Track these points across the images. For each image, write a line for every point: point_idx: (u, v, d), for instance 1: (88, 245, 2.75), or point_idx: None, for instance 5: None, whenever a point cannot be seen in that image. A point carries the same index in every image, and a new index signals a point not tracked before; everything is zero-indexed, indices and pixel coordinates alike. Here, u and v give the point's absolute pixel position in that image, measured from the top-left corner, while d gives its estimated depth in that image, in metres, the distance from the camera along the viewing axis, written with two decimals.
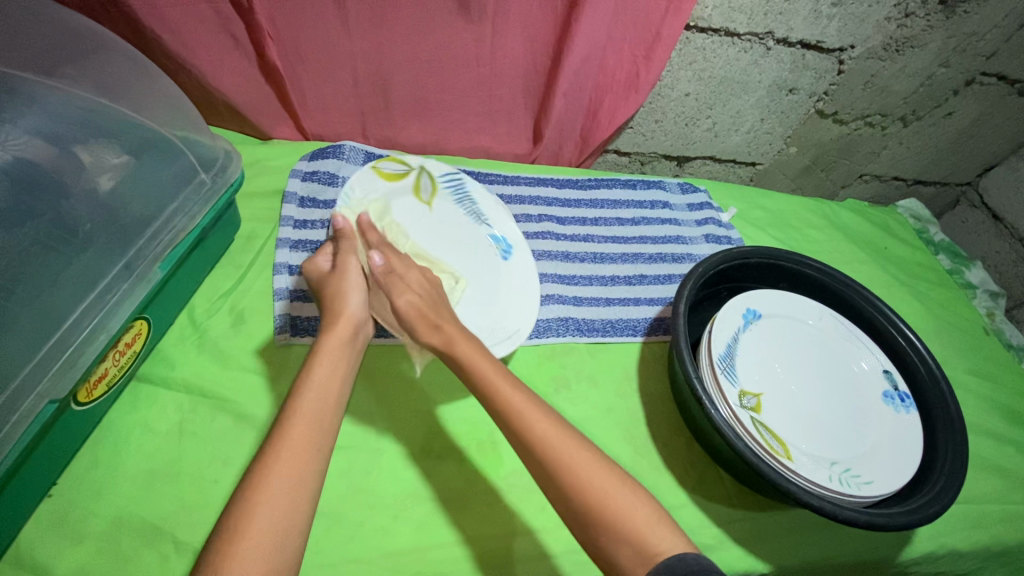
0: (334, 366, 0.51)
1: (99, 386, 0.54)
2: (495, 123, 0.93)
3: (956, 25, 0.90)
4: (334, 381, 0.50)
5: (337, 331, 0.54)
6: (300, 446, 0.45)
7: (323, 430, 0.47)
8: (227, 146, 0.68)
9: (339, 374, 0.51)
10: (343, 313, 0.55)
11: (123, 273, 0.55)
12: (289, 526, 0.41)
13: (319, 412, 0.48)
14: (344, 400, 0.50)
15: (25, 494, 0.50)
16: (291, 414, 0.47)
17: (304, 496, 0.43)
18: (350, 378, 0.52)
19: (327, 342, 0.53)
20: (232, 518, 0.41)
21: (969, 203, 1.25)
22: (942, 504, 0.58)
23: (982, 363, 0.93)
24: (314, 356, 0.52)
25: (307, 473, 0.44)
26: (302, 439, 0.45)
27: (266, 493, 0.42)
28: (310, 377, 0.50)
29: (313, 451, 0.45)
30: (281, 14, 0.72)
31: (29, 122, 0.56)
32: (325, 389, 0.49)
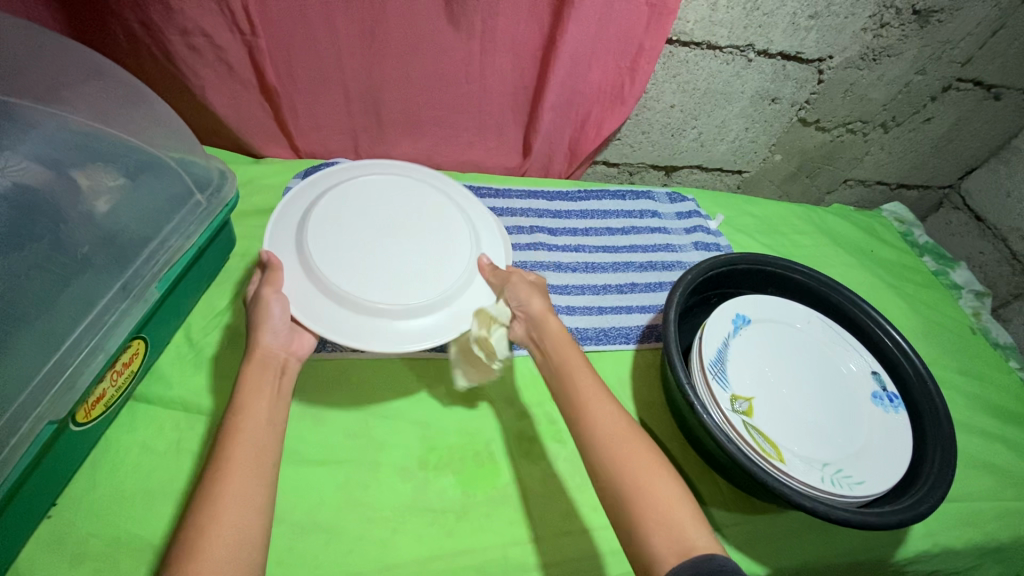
0: (257, 394, 0.52)
1: (97, 407, 0.55)
2: (485, 137, 0.95)
3: (929, 34, 0.93)
4: (263, 405, 0.51)
5: (254, 364, 0.54)
6: (239, 469, 0.46)
7: (260, 451, 0.48)
8: (222, 166, 0.69)
9: (267, 395, 0.52)
10: (259, 345, 0.55)
11: (119, 295, 0.56)
12: (240, 545, 0.42)
13: (254, 433, 0.49)
14: (279, 419, 0.51)
15: (24, 516, 0.50)
16: (226, 439, 0.48)
17: (254, 515, 0.44)
18: (281, 402, 0.53)
19: (247, 374, 0.53)
20: (190, 539, 0.42)
21: (952, 205, 1.28)
22: (932, 502, 0.59)
23: (970, 363, 0.94)
24: (240, 386, 0.52)
25: (251, 493, 0.45)
26: (241, 461, 0.46)
27: (213, 515, 0.43)
28: (240, 404, 0.50)
29: (261, 468, 0.47)
30: (273, 37, 0.74)
31: (26, 149, 0.56)
32: (256, 410, 0.50)
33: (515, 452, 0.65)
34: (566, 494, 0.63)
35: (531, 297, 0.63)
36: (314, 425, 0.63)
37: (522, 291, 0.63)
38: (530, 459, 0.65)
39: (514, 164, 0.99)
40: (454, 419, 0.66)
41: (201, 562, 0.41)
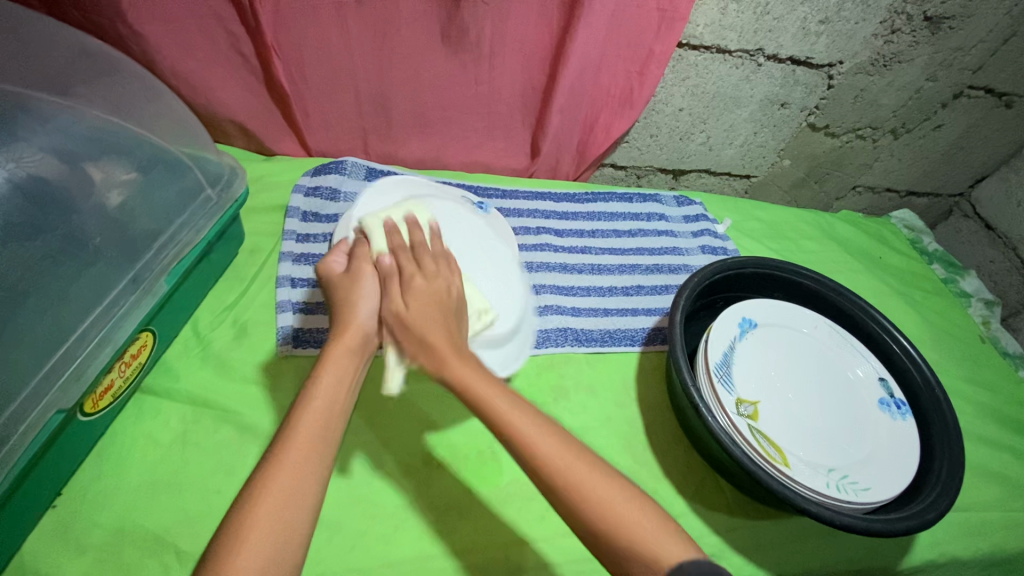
0: (342, 375, 0.51)
1: (105, 397, 0.55)
2: (494, 138, 0.95)
3: (940, 40, 0.92)
4: (341, 391, 0.50)
5: (345, 340, 0.53)
6: (301, 456, 0.45)
7: (322, 443, 0.47)
8: (233, 163, 0.70)
9: (347, 381, 0.51)
10: (357, 321, 0.53)
11: (129, 287, 0.56)
12: (286, 535, 0.42)
13: (324, 423, 0.48)
14: (349, 409, 0.50)
15: (31, 503, 0.51)
16: (295, 421, 0.47)
17: (303, 508, 0.43)
18: (356, 389, 0.52)
19: (335, 349, 0.52)
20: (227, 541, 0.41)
21: (962, 213, 1.27)
22: (940, 510, 0.58)
23: (979, 371, 0.93)
24: (322, 363, 0.51)
25: (303, 491, 0.44)
26: (305, 450, 0.46)
27: (266, 498, 0.43)
28: (316, 384, 0.49)
29: (314, 465, 0.45)
30: (285, 35, 0.75)
31: (42, 140, 0.57)
32: (332, 396, 0.49)
33: None
34: None
35: (413, 299, 0.54)
36: None
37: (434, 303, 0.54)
38: None
39: (522, 165, 1.00)
40: (459, 419, 0.66)
41: (243, 546, 0.40)
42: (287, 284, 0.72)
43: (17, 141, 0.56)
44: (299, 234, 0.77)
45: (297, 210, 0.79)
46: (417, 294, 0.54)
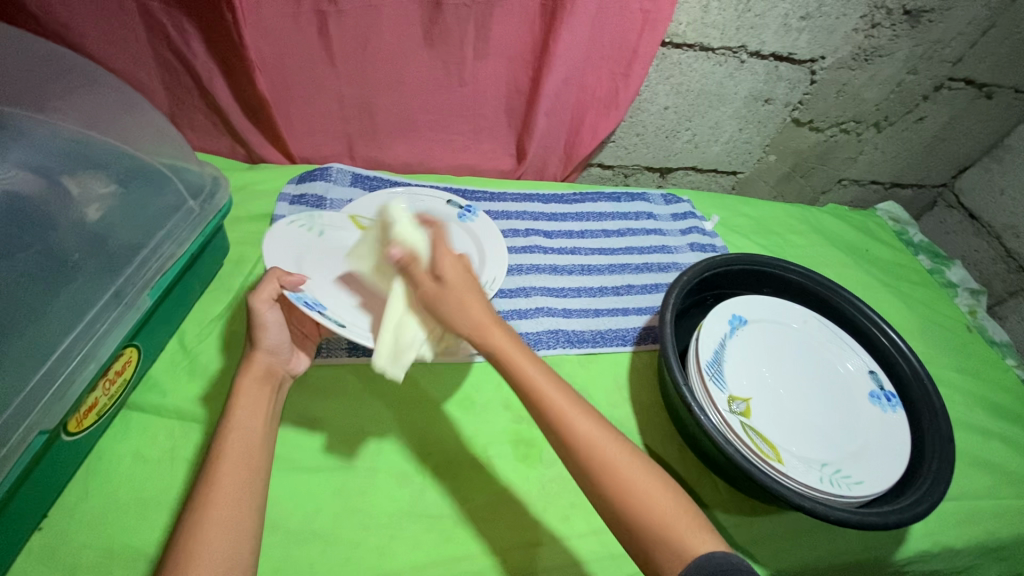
0: (254, 407, 0.53)
1: (90, 416, 0.54)
2: (480, 140, 0.94)
3: (920, 33, 0.93)
4: (257, 423, 0.52)
5: (251, 373, 0.56)
6: (230, 485, 0.47)
7: (252, 466, 0.49)
8: (215, 172, 0.68)
9: (260, 411, 0.53)
10: (256, 358, 0.56)
11: (111, 302, 0.55)
12: (234, 553, 0.44)
13: (245, 453, 0.50)
14: (269, 435, 0.53)
15: (16, 527, 0.50)
16: (217, 455, 0.49)
17: (247, 527, 0.46)
18: (272, 417, 0.55)
19: (244, 382, 0.55)
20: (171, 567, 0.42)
21: (946, 204, 1.28)
22: (931, 501, 0.59)
23: (968, 361, 0.94)
24: (234, 396, 0.54)
25: (244, 510, 0.46)
26: (233, 476, 0.48)
27: (205, 526, 0.44)
28: (231, 419, 0.52)
29: (248, 487, 0.48)
30: (265, 42, 0.74)
31: (17, 156, 0.58)
32: (248, 427, 0.51)
33: (513, 455, 0.64)
34: (564, 500, 0.62)
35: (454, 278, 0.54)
36: (310, 432, 0.62)
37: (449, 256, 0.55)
38: (527, 463, 0.64)
39: (509, 168, 0.99)
40: (453, 427, 0.66)
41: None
42: None
43: None
44: None
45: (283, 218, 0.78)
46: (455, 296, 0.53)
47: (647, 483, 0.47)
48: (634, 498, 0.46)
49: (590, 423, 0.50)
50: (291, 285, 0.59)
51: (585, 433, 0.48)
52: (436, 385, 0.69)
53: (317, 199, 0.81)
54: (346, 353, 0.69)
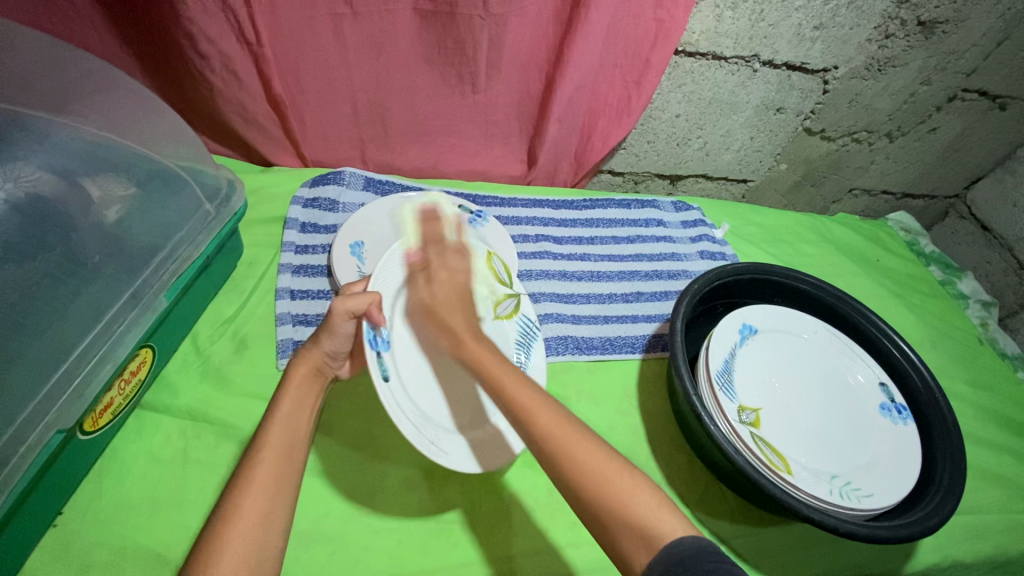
0: (301, 401, 0.53)
1: (105, 415, 0.55)
2: (492, 146, 0.95)
3: (934, 44, 0.93)
4: (302, 418, 0.52)
5: (302, 367, 0.55)
6: (267, 479, 0.46)
7: (290, 462, 0.49)
8: (230, 175, 0.69)
9: (305, 406, 0.53)
10: (313, 353, 0.55)
11: (129, 303, 0.56)
12: (262, 553, 0.43)
13: (288, 450, 0.49)
14: (309, 432, 0.52)
15: (32, 524, 0.50)
16: (259, 447, 0.49)
17: (277, 526, 0.45)
18: (314, 414, 0.54)
19: (294, 376, 0.54)
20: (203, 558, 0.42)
21: (958, 215, 1.28)
22: (941, 516, 0.59)
23: (978, 373, 0.94)
24: (285, 387, 0.53)
25: (278, 508, 0.46)
26: (272, 470, 0.47)
27: (237, 520, 0.44)
28: (277, 412, 0.51)
29: (283, 484, 0.47)
30: (281, 47, 0.75)
31: (39, 159, 0.58)
32: (292, 421, 0.51)
33: (521, 462, 0.65)
34: (571, 507, 0.62)
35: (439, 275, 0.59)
36: (320, 434, 0.63)
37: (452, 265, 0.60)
38: (535, 470, 0.64)
39: (520, 173, 0.99)
40: None
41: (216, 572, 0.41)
42: (286, 297, 0.72)
43: (14, 161, 0.57)
44: (298, 246, 0.78)
45: (295, 221, 0.79)
46: (438, 281, 0.59)
47: (604, 462, 0.45)
48: (585, 475, 0.44)
49: (547, 404, 0.48)
50: (376, 320, 0.54)
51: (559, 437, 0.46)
52: None
53: (329, 202, 0.82)
54: None
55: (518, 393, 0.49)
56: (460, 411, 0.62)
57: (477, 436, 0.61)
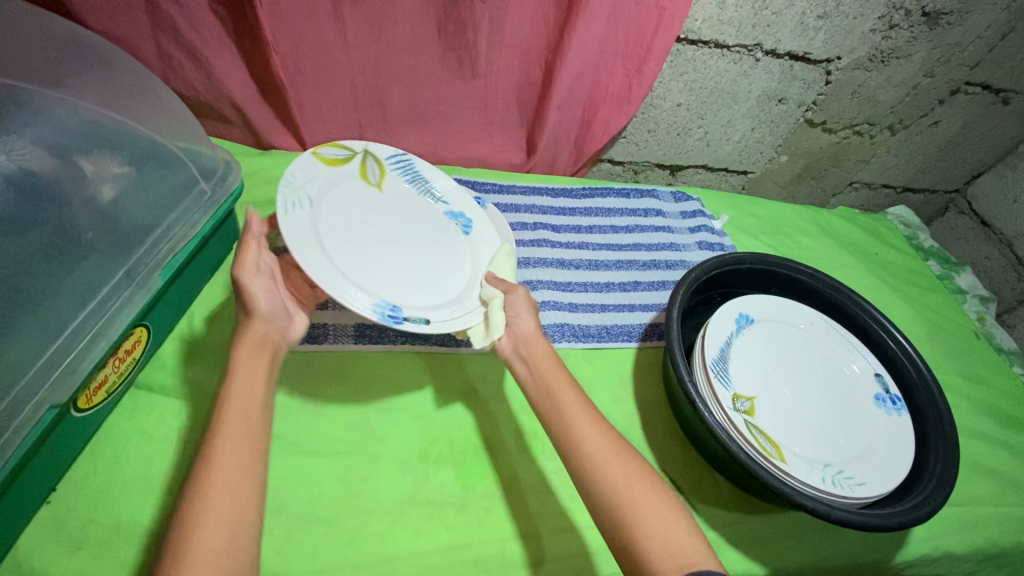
0: (254, 372, 0.52)
1: (99, 393, 0.55)
2: (491, 133, 0.94)
3: (939, 36, 0.92)
4: (257, 389, 0.51)
5: (251, 339, 0.54)
6: (232, 454, 0.47)
7: (248, 433, 0.48)
8: (227, 156, 0.69)
9: (261, 378, 0.52)
10: (251, 326, 0.55)
11: (123, 281, 0.56)
12: (232, 525, 0.43)
13: (245, 423, 0.49)
14: (268, 404, 0.52)
15: (25, 499, 0.50)
16: (216, 425, 0.48)
17: (247, 501, 0.45)
18: (271, 383, 0.53)
19: (242, 348, 0.53)
20: (175, 540, 0.42)
21: (958, 210, 1.27)
22: (933, 505, 0.59)
23: (974, 367, 0.94)
24: (232, 364, 0.52)
25: (247, 481, 0.46)
26: (231, 447, 0.47)
27: (209, 499, 0.44)
28: (229, 386, 0.51)
29: (245, 454, 0.47)
30: (280, 29, 0.74)
31: (32, 133, 0.58)
32: (247, 394, 0.50)
33: (516, 446, 0.65)
34: (565, 492, 0.62)
35: (524, 316, 0.63)
36: (315, 416, 0.62)
37: (518, 303, 0.64)
38: (530, 453, 0.65)
39: (519, 161, 0.99)
40: (456, 417, 0.66)
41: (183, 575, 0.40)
42: None
43: (8, 135, 0.56)
44: None
45: None
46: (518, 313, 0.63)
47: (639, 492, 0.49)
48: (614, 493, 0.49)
49: (597, 422, 0.54)
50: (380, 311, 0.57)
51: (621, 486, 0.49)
52: (444, 375, 0.69)
53: None
54: (352, 339, 0.69)
55: (584, 426, 0.54)
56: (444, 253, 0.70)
57: (467, 253, 0.72)
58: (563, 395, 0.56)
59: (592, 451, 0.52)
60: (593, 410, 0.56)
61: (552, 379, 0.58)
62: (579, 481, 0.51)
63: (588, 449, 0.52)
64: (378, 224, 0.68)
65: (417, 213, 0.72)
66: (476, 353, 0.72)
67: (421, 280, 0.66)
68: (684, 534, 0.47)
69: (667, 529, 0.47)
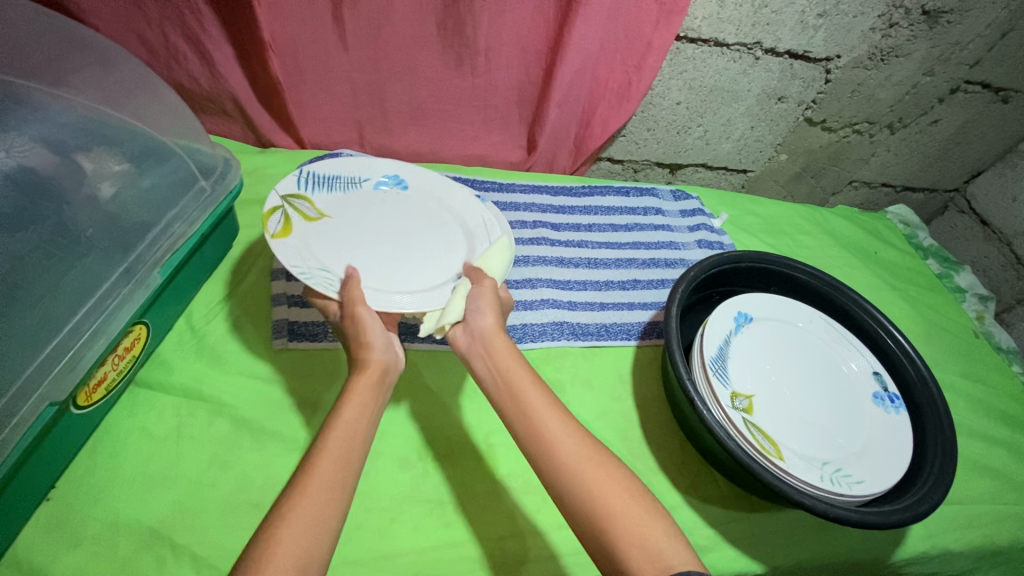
0: (361, 408, 0.50)
1: (99, 390, 0.55)
2: (490, 131, 0.94)
3: (938, 34, 0.92)
4: (358, 421, 0.49)
5: (368, 377, 0.53)
6: (324, 482, 0.44)
7: (349, 466, 0.46)
8: (227, 154, 0.69)
9: (369, 415, 0.50)
10: (374, 357, 0.54)
11: (123, 278, 0.56)
12: (306, 561, 0.40)
13: (346, 455, 0.46)
14: (370, 440, 0.49)
15: (25, 496, 0.50)
16: (316, 451, 0.46)
17: (326, 534, 0.42)
18: (376, 419, 0.51)
19: (357, 384, 0.52)
20: (247, 566, 0.39)
21: (958, 209, 1.27)
22: (931, 503, 0.59)
23: (973, 366, 0.94)
24: (346, 395, 0.51)
25: (332, 514, 0.43)
26: (329, 474, 0.44)
27: (286, 528, 0.41)
28: (338, 416, 0.49)
29: (340, 486, 0.44)
30: (279, 28, 0.74)
31: (32, 130, 0.58)
32: (353, 427, 0.48)
33: (514, 444, 0.65)
34: None
35: (488, 311, 0.61)
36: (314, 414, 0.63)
37: (485, 299, 0.62)
38: None
39: (518, 159, 0.99)
40: (455, 415, 0.66)
41: None
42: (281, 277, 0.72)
43: (7, 132, 0.57)
44: None
45: None
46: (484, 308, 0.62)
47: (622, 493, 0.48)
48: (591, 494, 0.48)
49: (566, 422, 0.53)
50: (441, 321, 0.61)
51: (597, 486, 0.48)
52: (444, 372, 0.69)
53: None
54: None
55: (556, 426, 0.53)
56: (435, 225, 0.73)
57: (447, 216, 0.74)
58: (530, 395, 0.55)
59: (568, 454, 0.51)
60: (562, 408, 0.55)
61: (516, 378, 0.56)
62: (549, 483, 0.51)
63: (557, 452, 0.51)
64: (365, 232, 0.69)
65: (375, 206, 0.72)
66: None
67: (433, 255, 0.70)
68: (664, 536, 0.46)
69: (646, 532, 0.46)
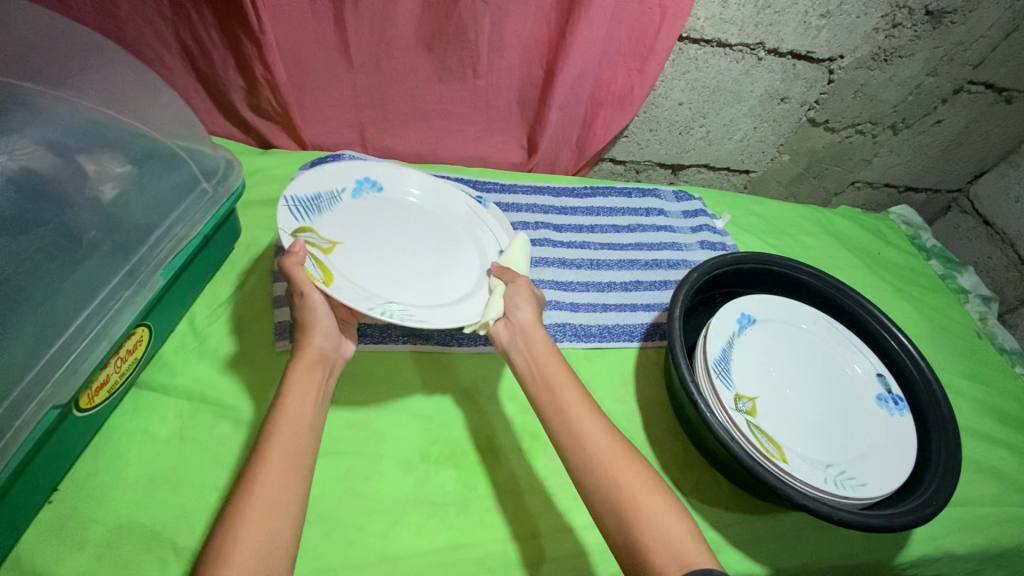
0: (306, 393, 0.53)
1: (101, 393, 0.55)
2: (492, 132, 0.94)
3: (942, 35, 0.92)
4: (308, 406, 0.52)
5: (304, 360, 0.56)
6: (277, 466, 0.47)
7: (301, 450, 0.49)
8: (228, 155, 0.68)
9: (313, 399, 0.53)
10: (312, 343, 0.57)
11: (125, 280, 0.56)
12: (272, 532, 0.43)
13: (295, 436, 0.49)
14: (320, 423, 0.53)
15: (27, 499, 0.50)
16: (268, 435, 0.49)
17: (288, 510, 0.45)
18: (322, 405, 0.54)
19: (294, 371, 0.54)
20: (216, 543, 0.42)
21: (960, 209, 1.27)
22: (936, 504, 0.59)
23: (976, 367, 0.94)
24: (287, 382, 0.53)
25: (289, 491, 0.46)
26: (280, 457, 0.47)
27: (249, 505, 0.44)
28: (283, 404, 0.51)
29: (296, 468, 0.48)
30: (281, 29, 0.74)
31: (34, 132, 0.59)
32: (301, 411, 0.51)
33: (517, 446, 0.65)
34: (567, 492, 0.62)
35: (524, 308, 0.63)
36: None
37: (522, 296, 0.64)
38: (531, 453, 0.65)
39: (520, 160, 0.98)
40: (458, 416, 0.66)
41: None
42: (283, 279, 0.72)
43: (10, 134, 0.58)
44: None
45: None
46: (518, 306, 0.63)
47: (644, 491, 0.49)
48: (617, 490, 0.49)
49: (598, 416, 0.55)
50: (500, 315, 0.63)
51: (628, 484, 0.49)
52: (446, 375, 0.69)
53: None
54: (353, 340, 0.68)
55: (585, 420, 0.54)
56: (441, 225, 0.73)
57: (444, 213, 0.75)
58: (563, 389, 0.57)
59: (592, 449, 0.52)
60: (595, 406, 0.56)
61: (553, 373, 0.58)
62: (578, 475, 0.52)
63: (588, 444, 0.52)
64: (385, 249, 0.68)
65: (377, 219, 0.70)
66: (477, 353, 0.72)
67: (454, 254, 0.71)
68: (686, 533, 0.47)
69: (668, 529, 0.46)
